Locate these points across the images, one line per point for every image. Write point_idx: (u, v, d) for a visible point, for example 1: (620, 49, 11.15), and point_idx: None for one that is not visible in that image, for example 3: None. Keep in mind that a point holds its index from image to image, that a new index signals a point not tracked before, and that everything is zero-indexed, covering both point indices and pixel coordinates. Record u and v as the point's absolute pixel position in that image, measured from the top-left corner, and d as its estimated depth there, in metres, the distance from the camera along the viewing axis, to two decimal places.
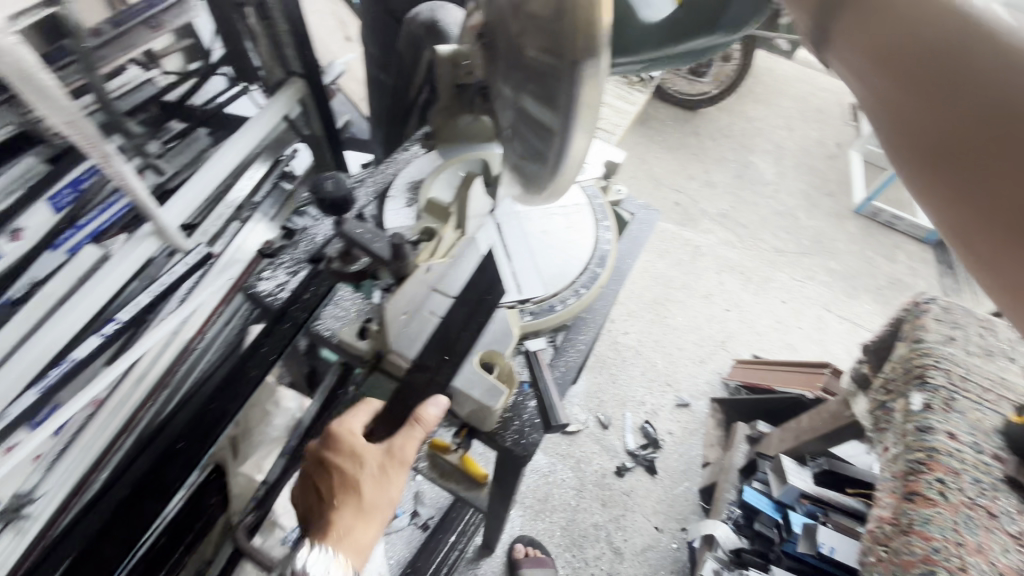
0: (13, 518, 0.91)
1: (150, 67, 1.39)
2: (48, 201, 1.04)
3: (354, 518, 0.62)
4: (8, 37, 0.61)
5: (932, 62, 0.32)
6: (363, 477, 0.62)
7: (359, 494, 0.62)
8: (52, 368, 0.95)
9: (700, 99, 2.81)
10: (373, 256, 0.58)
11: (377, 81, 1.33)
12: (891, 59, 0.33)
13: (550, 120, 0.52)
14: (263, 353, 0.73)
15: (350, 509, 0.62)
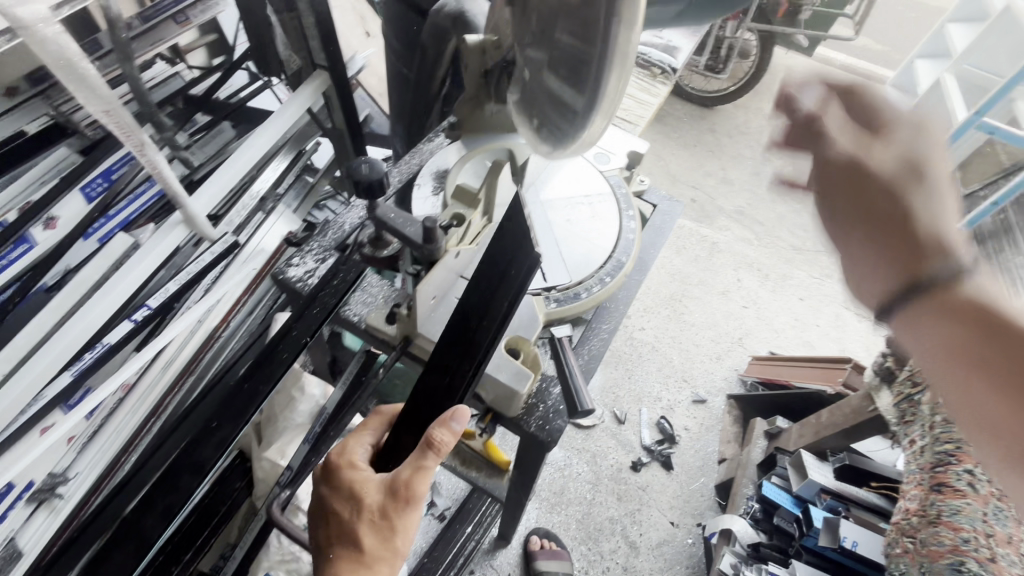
0: (47, 497, 0.93)
1: (175, 62, 1.42)
2: (80, 190, 1.07)
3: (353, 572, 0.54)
4: (54, 25, 0.63)
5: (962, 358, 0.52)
6: (364, 514, 0.56)
7: (360, 539, 0.55)
8: (86, 352, 0.97)
9: (717, 95, 2.79)
10: (404, 239, 0.62)
11: (400, 76, 1.34)
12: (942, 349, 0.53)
13: (579, 102, 0.56)
14: (294, 337, 0.74)
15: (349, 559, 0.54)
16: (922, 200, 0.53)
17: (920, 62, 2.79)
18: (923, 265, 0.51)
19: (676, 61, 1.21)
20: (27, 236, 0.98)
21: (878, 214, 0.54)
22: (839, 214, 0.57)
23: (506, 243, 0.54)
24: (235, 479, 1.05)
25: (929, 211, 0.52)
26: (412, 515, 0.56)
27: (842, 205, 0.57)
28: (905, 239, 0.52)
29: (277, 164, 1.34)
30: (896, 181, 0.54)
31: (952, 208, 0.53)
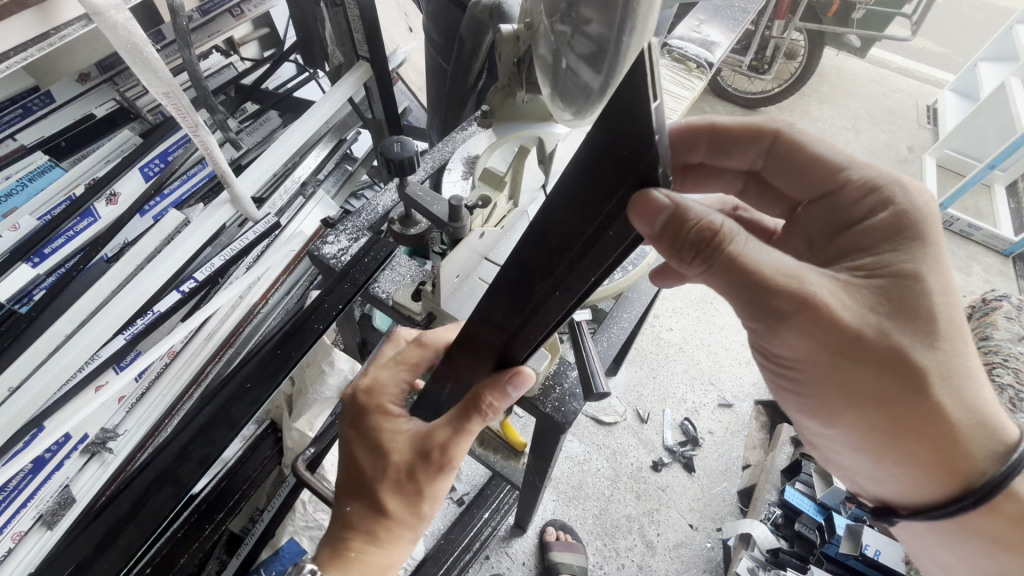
0: (98, 450, 1.01)
1: (229, 54, 1.51)
2: (140, 169, 1.16)
3: (377, 526, 0.58)
4: (123, 11, 0.69)
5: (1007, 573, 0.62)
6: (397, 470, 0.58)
7: (384, 497, 0.57)
8: (138, 318, 1.05)
9: (762, 96, 2.74)
10: (431, 216, 0.67)
11: (439, 69, 1.38)
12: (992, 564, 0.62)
13: (597, 82, 0.63)
14: (324, 309, 0.79)
15: (369, 515, 0.58)
16: (927, 375, 0.48)
17: (982, 65, 2.65)
18: (931, 452, 0.51)
19: (713, 56, 1.20)
20: (92, 210, 1.07)
21: (889, 400, 0.49)
22: (817, 389, 0.53)
23: (613, 176, 0.37)
24: (267, 446, 1.11)
25: (934, 391, 0.49)
26: (446, 474, 0.58)
27: (830, 375, 0.50)
28: (917, 419, 0.50)
29: (317, 152, 1.41)
30: (922, 368, 0.48)
31: (954, 375, 0.49)
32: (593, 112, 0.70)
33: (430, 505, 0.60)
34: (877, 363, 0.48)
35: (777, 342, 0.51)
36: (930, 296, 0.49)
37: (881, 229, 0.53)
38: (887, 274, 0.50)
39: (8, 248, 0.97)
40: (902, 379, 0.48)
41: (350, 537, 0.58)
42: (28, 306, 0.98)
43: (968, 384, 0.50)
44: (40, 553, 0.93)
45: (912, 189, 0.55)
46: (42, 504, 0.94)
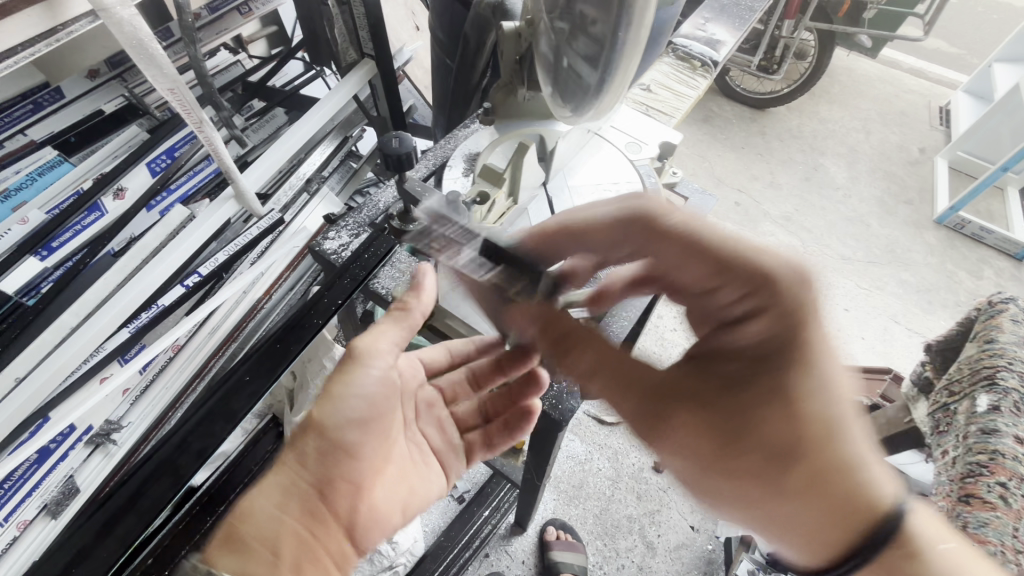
0: (102, 441, 1.02)
1: (237, 51, 1.52)
2: (146, 164, 1.17)
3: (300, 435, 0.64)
4: (129, 7, 0.70)
5: None
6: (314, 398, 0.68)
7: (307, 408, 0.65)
8: (143, 312, 1.06)
9: (771, 96, 2.72)
10: (429, 211, 0.67)
11: (444, 66, 1.38)
12: None
13: (594, 78, 0.67)
14: (324, 305, 0.79)
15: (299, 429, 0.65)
16: (789, 480, 0.52)
17: (996, 66, 2.62)
18: (834, 561, 0.51)
19: (718, 54, 1.18)
20: (99, 205, 1.08)
21: (750, 492, 0.55)
22: (706, 487, 0.60)
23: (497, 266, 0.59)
24: (269, 441, 1.12)
25: (791, 484, 0.52)
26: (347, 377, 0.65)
27: (711, 484, 0.58)
28: (788, 516, 0.53)
29: (323, 148, 1.42)
30: (768, 461, 0.53)
31: (819, 475, 0.51)
32: (591, 109, 0.74)
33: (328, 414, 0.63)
34: (733, 470, 0.55)
35: (663, 446, 0.61)
36: (769, 403, 0.53)
37: (752, 336, 0.56)
38: (744, 382, 0.55)
39: (16, 241, 0.99)
40: (750, 472, 0.54)
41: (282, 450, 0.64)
42: (35, 299, 0.99)
43: (847, 479, 0.50)
44: (45, 541, 0.95)
45: (786, 278, 0.54)
46: (47, 494, 0.96)
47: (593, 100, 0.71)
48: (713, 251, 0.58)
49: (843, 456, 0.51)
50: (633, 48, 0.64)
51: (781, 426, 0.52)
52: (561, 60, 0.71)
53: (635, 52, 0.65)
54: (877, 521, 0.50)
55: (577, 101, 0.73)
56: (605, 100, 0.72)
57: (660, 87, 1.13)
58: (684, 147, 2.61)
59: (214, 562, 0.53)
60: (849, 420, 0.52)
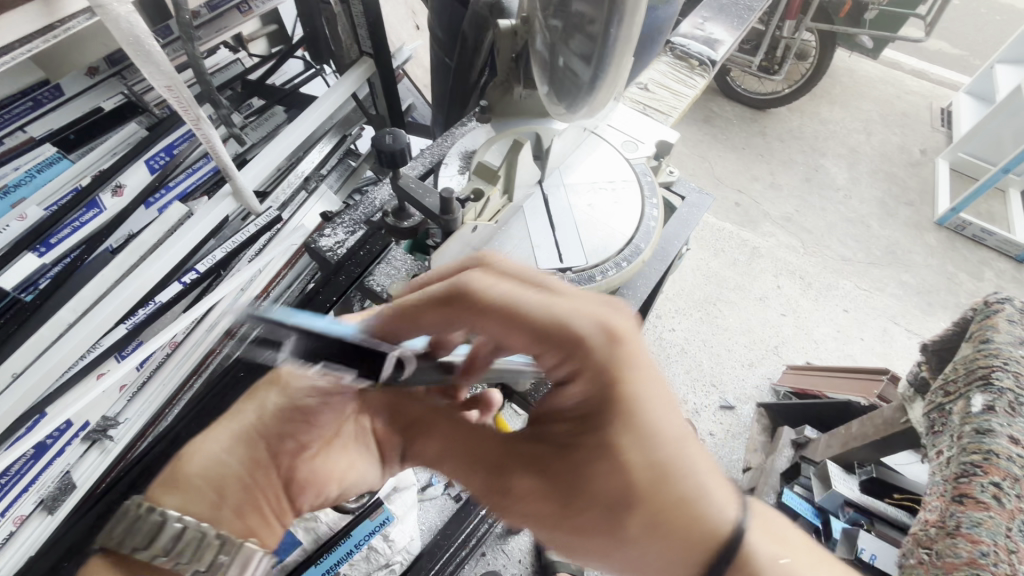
0: (99, 437, 1.03)
1: (237, 50, 1.53)
2: (145, 162, 1.17)
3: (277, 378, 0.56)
4: (126, 4, 0.70)
5: None
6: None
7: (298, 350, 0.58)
8: (140, 308, 1.07)
9: (771, 97, 2.72)
10: (423, 208, 0.68)
11: (443, 65, 1.38)
12: None
13: (588, 74, 0.69)
14: (320, 301, 0.79)
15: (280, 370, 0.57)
16: (629, 536, 0.47)
17: (998, 67, 2.61)
18: None
19: (717, 53, 1.18)
20: (98, 201, 1.08)
21: (601, 553, 0.50)
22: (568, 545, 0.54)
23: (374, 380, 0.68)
24: None
25: (631, 544, 0.47)
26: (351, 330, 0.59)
27: (568, 551, 0.52)
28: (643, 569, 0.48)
29: (321, 147, 1.42)
30: (606, 522, 0.47)
31: (658, 529, 0.45)
32: (584, 107, 0.75)
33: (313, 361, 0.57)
34: (577, 535, 0.49)
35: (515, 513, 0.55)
36: (592, 461, 0.48)
37: (573, 400, 0.51)
38: (576, 444, 0.50)
39: (15, 238, 0.99)
40: (592, 535, 0.49)
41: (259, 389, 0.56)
42: (34, 295, 0.99)
43: (686, 521, 0.45)
44: (41, 537, 0.96)
45: (593, 338, 0.47)
46: (44, 489, 0.96)
47: (587, 97, 0.73)
48: (525, 319, 0.49)
49: (685, 496, 0.46)
50: (625, 47, 0.66)
51: (610, 484, 0.47)
52: (557, 58, 0.71)
53: (627, 52, 0.67)
54: (728, 560, 0.45)
55: (569, 99, 0.74)
56: (598, 99, 0.74)
57: (658, 86, 1.13)
58: (684, 147, 2.61)
59: (159, 501, 0.48)
60: (685, 461, 0.47)
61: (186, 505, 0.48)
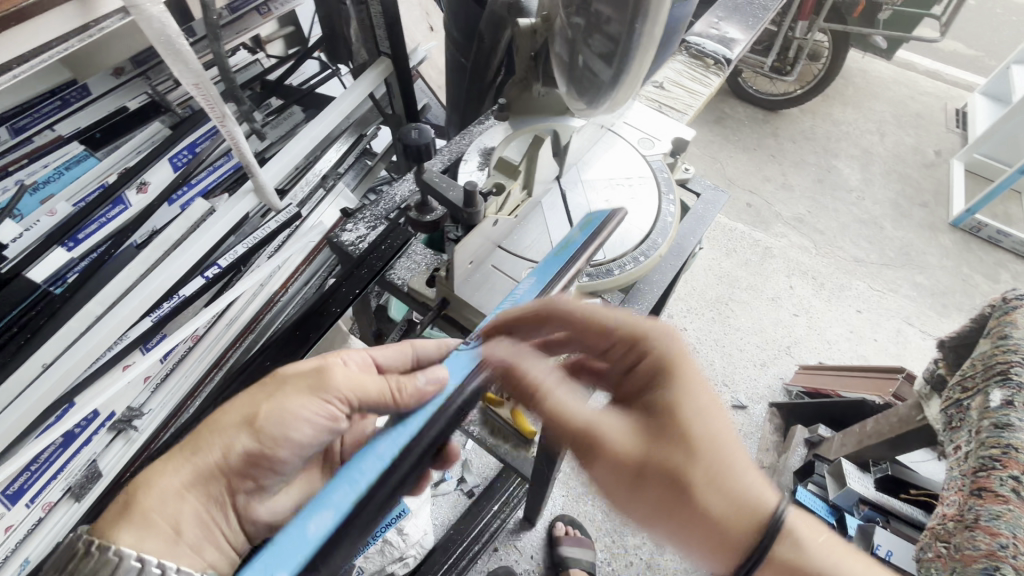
0: (124, 427, 1.05)
1: (255, 51, 1.56)
2: (169, 160, 1.20)
3: (235, 419, 0.60)
4: (158, 4, 0.72)
5: None
6: (253, 388, 0.63)
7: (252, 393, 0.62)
8: (164, 302, 1.09)
9: (783, 98, 2.71)
10: (446, 201, 0.67)
11: (459, 65, 1.39)
12: None
13: (608, 74, 0.70)
14: (342, 294, 0.81)
15: (235, 410, 0.61)
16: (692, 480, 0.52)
17: (1014, 68, 2.58)
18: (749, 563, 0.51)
19: (732, 52, 1.19)
20: (123, 198, 1.11)
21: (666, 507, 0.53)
22: (631, 506, 0.57)
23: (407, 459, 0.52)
24: None
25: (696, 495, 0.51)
26: (304, 384, 0.62)
27: (637, 502, 0.55)
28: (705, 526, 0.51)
29: (338, 146, 1.44)
30: (678, 474, 0.52)
31: (711, 483, 0.52)
32: (605, 104, 0.76)
33: (265, 409, 0.61)
34: (649, 475, 0.53)
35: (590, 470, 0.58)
36: (662, 411, 0.56)
37: (644, 377, 0.60)
38: (649, 422, 0.56)
39: (43, 233, 1.02)
40: (661, 484, 0.53)
41: (212, 426, 0.60)
42: (62, 288, 1.02)
43: (736, 480, 0.52)
44: (69, 523, 0.99)
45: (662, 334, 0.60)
46: (72, 477, 0.98)
47: (609, 95, 0.74)
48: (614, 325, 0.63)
49: (732, 465, 0.53)
50: (647, 46, 0.67)
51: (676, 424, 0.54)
52: (577, 57, 0.72)
53: (648, 51, 0.68)
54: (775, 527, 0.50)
55: (591, 96, 0.76)
56: (622, 96, 0.75)
57: (673, 84, 1.13)
58: (695, 148, 2.61)
59: (108, 534, 0.49)
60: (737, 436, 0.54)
61: (143, 540, 0.50)
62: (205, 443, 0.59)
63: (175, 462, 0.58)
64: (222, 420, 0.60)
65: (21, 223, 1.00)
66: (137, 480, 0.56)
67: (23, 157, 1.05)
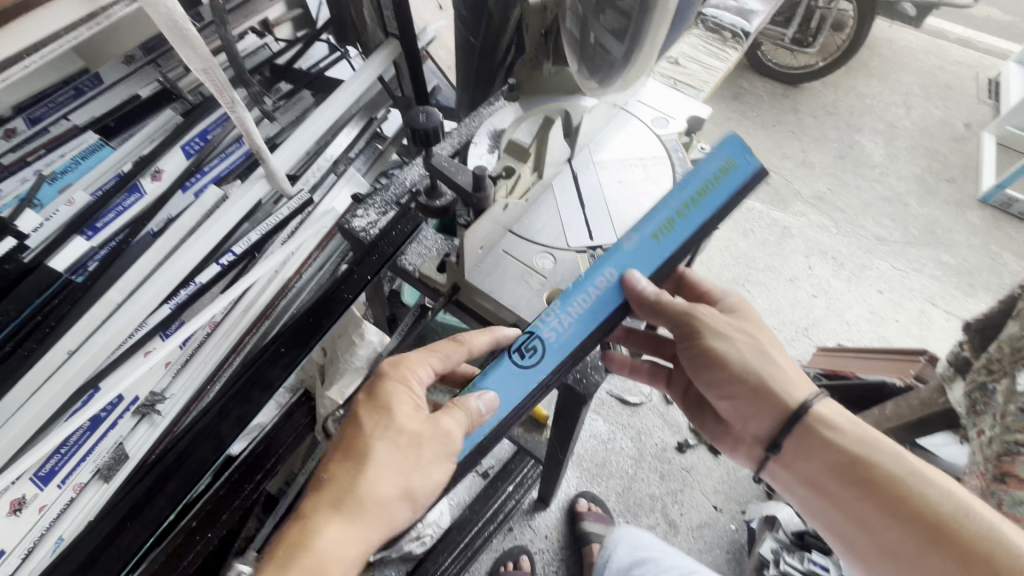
0: (147, 411, 1.08)
1: (264, 35, 1.55)
2: (181, 147, 1.21)
3: (388, 484, 0.60)
4: None
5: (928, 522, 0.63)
6: (389, 449, 0.61)
7: (390, 451, 0.61)
8: (182, 289, 1.11)
9: (805, 71, 2.62)
10: (455, 186, 0.66)
11: (467, 45, 1.30)
12: (930, 520, 0.63)
13: (620, 51, 0.77)
14: (354, 279, 0.82)
15: (381, 473, 0.60)
16: (763, 347, 0.76)
17: None
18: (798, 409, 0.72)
19: (750, 25, 1.15)
20: (138, 186, 1.13)
21: (742, 359, 0.75)
22: (706, 362, 0.77)
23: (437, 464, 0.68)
24: (303, 412, 1.22)
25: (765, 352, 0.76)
26: (440, 452, 0.62)
27: (718, 356, 0.76)
28: (766, 374, 0.74)
29: (348, 130, 1.44)
30: (754, 342, 0.76)
31: (784, 354, 0.77)
32: (612, 80, 0.83)
33: (412, 475, 0.61)
34: (735, 338, 0.76)
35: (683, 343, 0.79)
36: (749, 315, 0.79)
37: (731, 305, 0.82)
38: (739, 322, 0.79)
39: (63, 222, 1.04)
40: (742, 345, 0.76)
41: (366, 485, 0.59)
42: (85, 276, 1.02)
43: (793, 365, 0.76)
44: (100, 502, 1.02)
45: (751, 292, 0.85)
46: (99, 459, 1.02)
47: (621, 69, 0.81)
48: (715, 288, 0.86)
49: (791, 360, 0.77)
50: (654, 21, 0.74)
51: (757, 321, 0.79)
52: (586, 34, 0.76)
53: (654, 25, 0.75)
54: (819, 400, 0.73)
55: (601, 74, 0.81)
56: (629, 71, 0.83)
57: (689, 60, 1.09)
58: (711, 125, 2.54)
59: None
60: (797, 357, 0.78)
61: None
62: (369, 509, 0.59)
63: (338, 518, 0.58)
64: (379, 491, 0.60)
65: (40, 214, 1.03)
66: (315, 547, 0.56)
67: (41, 147, 1.08)
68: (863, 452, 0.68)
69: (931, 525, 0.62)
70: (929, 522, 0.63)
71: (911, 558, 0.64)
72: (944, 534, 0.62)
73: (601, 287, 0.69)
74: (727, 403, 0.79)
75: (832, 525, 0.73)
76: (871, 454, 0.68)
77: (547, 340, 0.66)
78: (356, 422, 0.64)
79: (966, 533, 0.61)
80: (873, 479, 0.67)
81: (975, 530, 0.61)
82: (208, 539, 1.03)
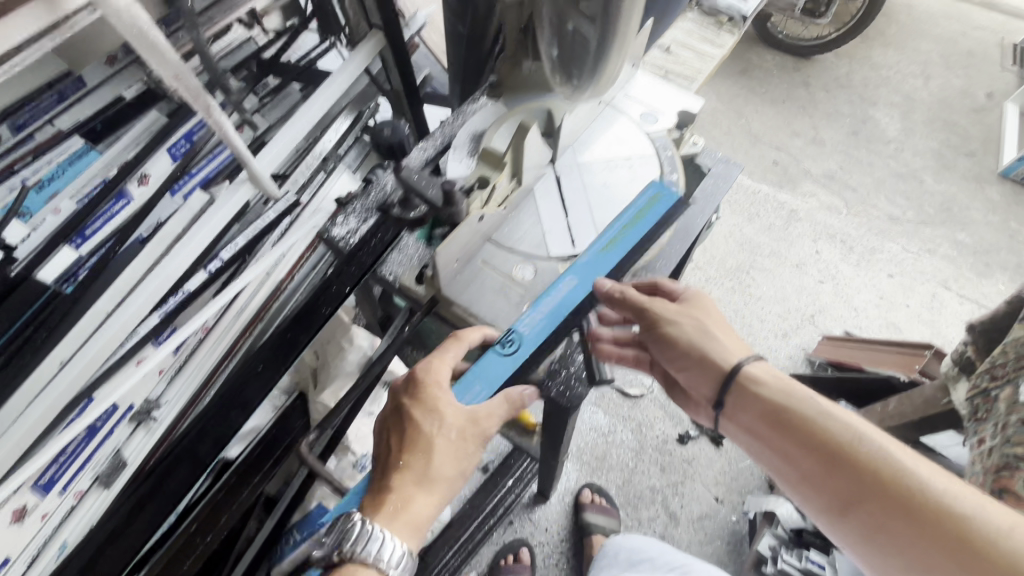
0: (144, 418, 1.09)
1: (252, 27, 1.48)
2: (167, 150, 1.19)
3: (454, 463, 0.66)
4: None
5: (852, 464, 0.64)
6: (450, 443, 0.65)
7: (451, 441, 0.66)
8: (170, 297, 1.12)
9: (816, 43, 2.51)
10: (426, 202, 0.63)
11: (456, 34, 1.23)
12: (852, 462, 0.64)
13: (596, 38, 0.69)
14: (334, 292, 0.81)
15: (446, 458, 0.65)
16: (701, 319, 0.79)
17: None
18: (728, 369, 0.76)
19: (747, 6, 1.09)
20: (125, 191, 1.11)
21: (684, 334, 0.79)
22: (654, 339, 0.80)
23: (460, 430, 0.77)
24: (298, 416, 1.18)
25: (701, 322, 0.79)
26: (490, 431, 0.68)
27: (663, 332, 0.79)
28: (701, 341, 0.78)
29: (338, 126, 1.41)
30: (695, 315, 0.80)
31: (723, 326, 0.80)
32: (590, 84, 0.77)
33: (471, 453, 0.67)
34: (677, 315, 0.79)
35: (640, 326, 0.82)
36: (697, 296, 0.82)
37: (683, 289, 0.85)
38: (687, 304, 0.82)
39: (50, 232, 1.03)
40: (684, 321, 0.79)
41: (438, 468, 0.65)
42: (74, 285, 1.04)
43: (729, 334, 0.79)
44: (100, 509, 1.04)
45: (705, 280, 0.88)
46: (98, 467, 1.04)
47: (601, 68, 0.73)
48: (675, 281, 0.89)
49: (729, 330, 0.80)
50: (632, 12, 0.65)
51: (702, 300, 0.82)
52: (564, 23, 0.71)
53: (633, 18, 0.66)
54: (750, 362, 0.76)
55: (579, 71, 0.76)
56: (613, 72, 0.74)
57: (681, 47, 1.05)
58: (718, 102, 2.44)
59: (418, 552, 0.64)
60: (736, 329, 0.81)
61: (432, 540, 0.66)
62: (442, 484, 0.66)
63: (421, 495, 0.64)
64: (448, 470, 0.65)
65: (29, 223, 1.02)
66: (410, 522, 0.62)
67: (27, 153, 1.04)
68: (788, 403, 0.71)
69: (856, 468, 0.63)
70: (853, 465, 0.63)
71: (843, 499, 0.64)
72: (870, 476, 0.62)
73: (565, 290, 0.74)
74: (678, 373, 0.81)
75: (782, 482, 0.73)
76: (793, 405, 0.70)
77: (523, 333, 0.71)
78: (412, 417, 0.67)
79: (889, 472, 0.62)
80: (795, 424, 0.69)
81: (899, 468, 0.61)
82: (208, 542, 1.01)
